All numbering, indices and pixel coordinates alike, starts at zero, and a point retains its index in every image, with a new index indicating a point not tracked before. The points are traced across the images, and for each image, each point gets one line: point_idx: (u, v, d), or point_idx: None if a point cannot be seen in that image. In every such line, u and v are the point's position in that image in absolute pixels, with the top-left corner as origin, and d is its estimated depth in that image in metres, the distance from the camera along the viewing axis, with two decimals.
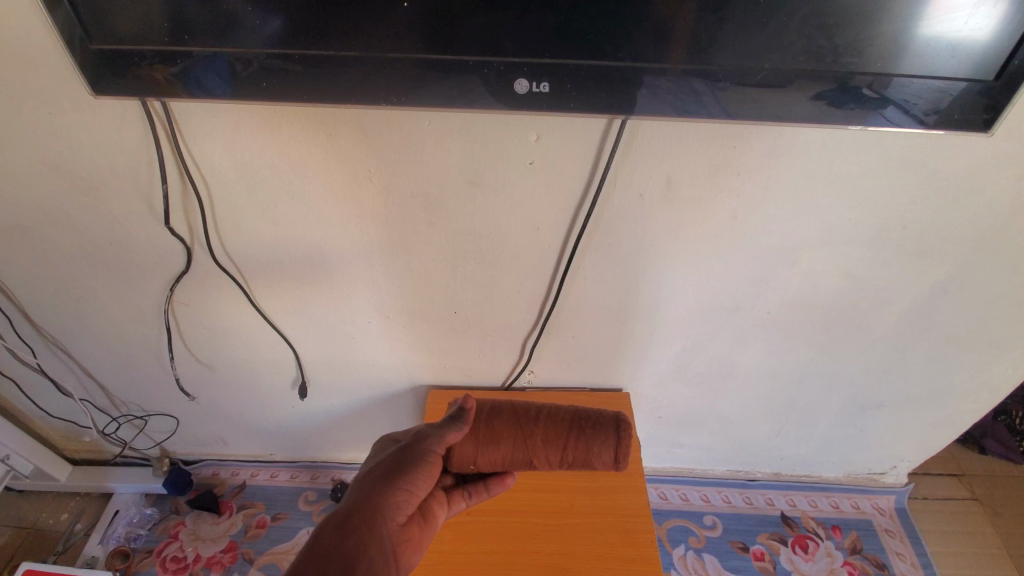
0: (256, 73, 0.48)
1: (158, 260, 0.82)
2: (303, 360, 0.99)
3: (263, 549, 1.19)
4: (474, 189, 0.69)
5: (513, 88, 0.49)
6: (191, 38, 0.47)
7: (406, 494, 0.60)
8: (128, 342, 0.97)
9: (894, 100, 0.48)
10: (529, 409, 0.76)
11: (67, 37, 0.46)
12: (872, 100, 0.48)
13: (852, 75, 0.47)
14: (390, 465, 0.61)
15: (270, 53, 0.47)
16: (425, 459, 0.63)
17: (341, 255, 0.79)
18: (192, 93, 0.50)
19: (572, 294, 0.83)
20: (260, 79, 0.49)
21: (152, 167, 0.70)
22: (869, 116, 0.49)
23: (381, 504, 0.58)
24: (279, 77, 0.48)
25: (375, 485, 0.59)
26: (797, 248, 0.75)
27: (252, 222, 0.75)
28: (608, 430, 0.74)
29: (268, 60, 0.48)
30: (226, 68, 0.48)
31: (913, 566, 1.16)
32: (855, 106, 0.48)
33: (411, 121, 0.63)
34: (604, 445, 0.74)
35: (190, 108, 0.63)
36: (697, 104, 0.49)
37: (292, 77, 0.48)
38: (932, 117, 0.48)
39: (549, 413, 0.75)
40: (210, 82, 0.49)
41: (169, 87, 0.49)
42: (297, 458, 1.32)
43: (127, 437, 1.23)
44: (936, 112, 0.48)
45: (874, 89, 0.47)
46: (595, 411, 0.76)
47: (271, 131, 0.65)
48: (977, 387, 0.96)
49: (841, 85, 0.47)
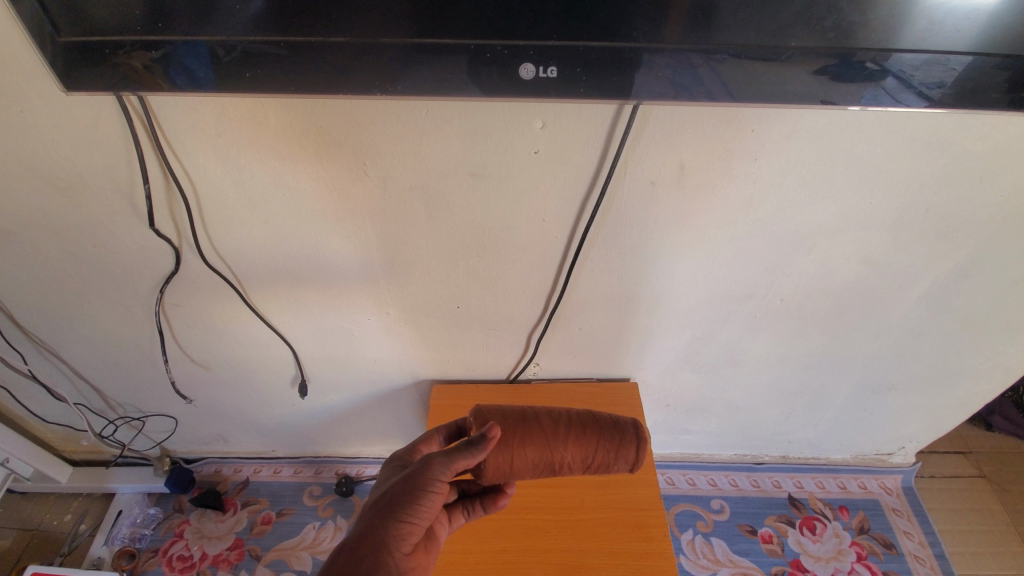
0: (239, 59, 0.44)
1: (145, 261, 0.78)
2: (301, 358, 0.96)
3: (270, 546, 1.18)
4: (476, 181, 0.65)
5: (518, 73, 0.45)
6: (167, 25, 0.43)
7: (410, 526, 0.56)
8: (121, 344, 0.94)
9: (894, 71, 0.44)
10: (555, 418, 0.66)
11: (38, 35, 0.43)
12: (873, 78, 0.44)
13: (857, 51, 0.43)
14: (395, 493, 0.57)
15: (251, 38, 0.43)
16: (428, 490, 0.57)
17: (338, 253, 0.76)
18: (173, 80, 0.45)
19: (580, 286, 0.80)
20: (244, 67, 0.44)
21: (132, 166, 0.66)
22: (866, 89, 0.45)
23: (387, 534, 0.55)
24: (265, 64, 0.44)
25: (380, 514, 0.56)
26: (813, 234, 0.72)
27: (241, 220, 0.72)
28: (633, 441, 0.64)
29: (252, 45, 0.43)
30: (206, 54, 0.44)
31: (921, 545, 1.16)
32: (856, 81, 0.45)
33: (408, 111, 0.59)
34: (631, 462, 0.64)
35: (168, 102, 0.59)
36: (693, 78, 0.45)
37: (277, 64, 0.44)
38: (936, 90, 0.44)
39: (575, 427, 0.65)
40: (194, 70, 0.45)
41: (148, 78, 0.45)
42: (300, 453, 1.30)
43: (125, 438, 1.20)
44: (940, 86, 0.44)
45: (877, 63, 0.44)
46: (623, 420, 0.66)
47: (257, 124, 0.61)
48: (992, 368, 0.94)
49: (841, 61, 0.44)
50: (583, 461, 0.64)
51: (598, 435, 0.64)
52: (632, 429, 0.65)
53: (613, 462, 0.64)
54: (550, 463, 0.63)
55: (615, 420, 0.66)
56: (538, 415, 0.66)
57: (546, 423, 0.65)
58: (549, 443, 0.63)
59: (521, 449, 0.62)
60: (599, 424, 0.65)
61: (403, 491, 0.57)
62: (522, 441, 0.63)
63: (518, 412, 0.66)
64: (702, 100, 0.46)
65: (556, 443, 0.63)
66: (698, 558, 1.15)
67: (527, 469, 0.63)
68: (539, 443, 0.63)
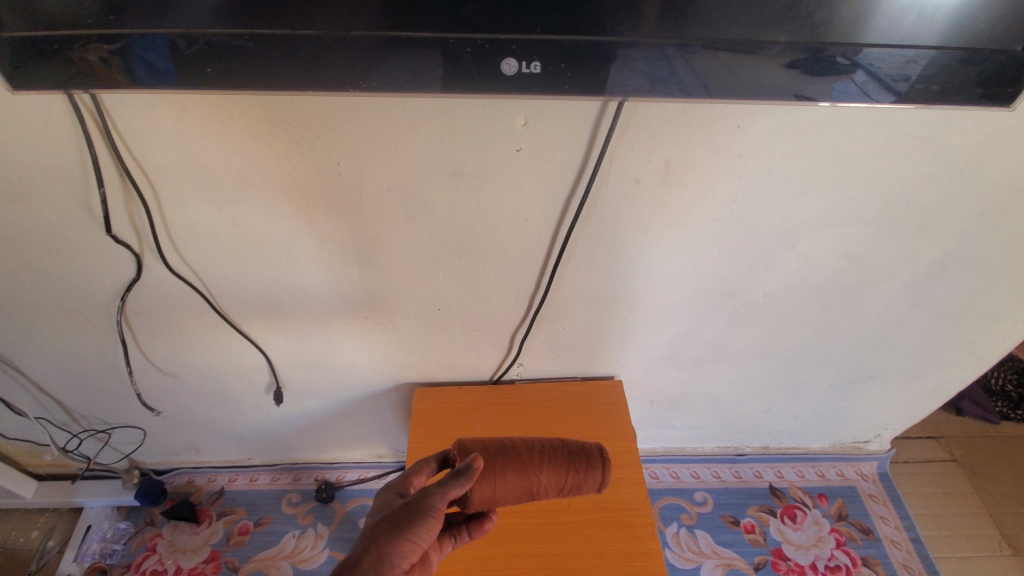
0: (204, 52, 0.41)
1: (105, 267, 0.74)
2: (275, 364, 0.93)
3: (248, 556, 1.14)
4: (456, 180, 0.63)
5: (500, 69, 0.42)
6: (123, 18, 0.39)
7: (412, 546, 0.55)
8: (82, 354, 0.89)
9: (864, 65, 0.43)
10: (529, 446, 0.65)
11: None
12: (844, 72, 0.44)
13: (828, 45, 0.42)
14: (398, 514, 0.56)
15: (216, 31, 0.40)
16: (430, 514, 0.56)
17: (312, 256, 0.73)
18: (135, 74, 0.42)
19: (563, 285, 0.79)
20: (210, 61, 0.41)
21: (86, 168, 0.61)
22: (837, 84, 0.44)
23: (390, 555, 0.53)
24: (232, 59, 0.41)
25: (382, 533, 0.55)
26: (796, 230, 0.72)
27: (207, 224, 0.68)
28: (602, 464, 0.64)
29: (216, 37, 0.40)
30: (167, 47, 0.40)
31: (897, 529, 1.19)
32: (826, 76, 0.44)
33: (383, 108, 0.56)
34: (599, 481, 0.64)
35: (123, 99, 0.54)
36: (668, 71, 0.44)
37: (243, 58, 0.41)
38: (901, 84, 0.44)
39: (548, 452, 0.64)
40: (157, 65, 0.41)
41: (107, 74, 0.41)
42: (277, 460, 1.26)
43: (91, 451, 1.15)
44: (905, 79, 0.44)
45: (846, 57, 0.43)
46: (591, 445, 0.66)
47: (222, 122, 0.57)
48: (966, 357, 0.96)
49: (814, 54, 0.43)
50: (556, 484, 0.63)
51: (569, 458, 0.64)
52: (601, 454, 0.65)
53: (585, 485, 0.64)
54: (526, 489, 0.62)
55: (584, 446, 0.66)
56: (515, 442, 0.65)
57: (522, 449, 0.64)
58: (524, 469, 0.62)
59: (498, 477, 0.61)
60: (571, 449, 0.65)
61: (406, 512, 0.56)
62: (500, 467, 0.62)
63: (496, 444, 0.64)
64: (676, 93, 0.45)
65: (530, 469, 0.62)
66: (683, 551, 1.15)
67: (506, 496, 0.62)
68: (514, 469, 0.62)
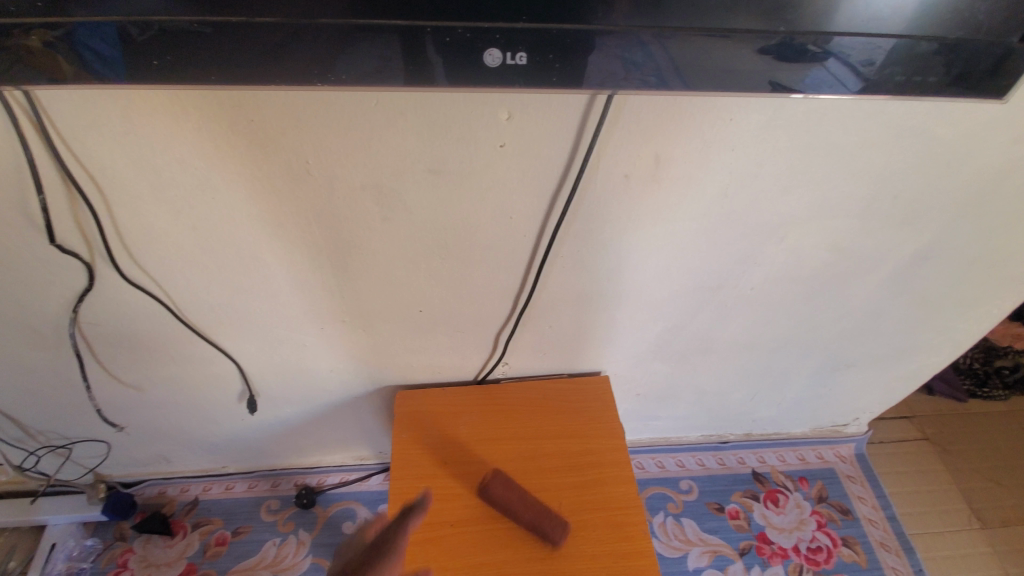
0: (158, 40, 0.36)
1: (52, 277, 0.68)
2: (247, 371, 0.88)
3: (227, 567, 1.10)
4: (435, 178, 0.59)
5: (483, 61, 0.39)
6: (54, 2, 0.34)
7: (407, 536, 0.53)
8: (34, 368, 0.82)
9: (834, 53, 0.40)
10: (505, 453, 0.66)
11: None
12: (815, 60, 0.41)
13: (799, 33, 0.39)
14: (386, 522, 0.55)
15: (169, 16, 0.35)
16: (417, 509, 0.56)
17: (282, 259, 0.68)
18: (79, 67, 0.36)
19: (549, 283, 0.76)
20: (165, 51, 0.36)
21: (22, 171, 0.55)
22: (810, 71, 0.41)
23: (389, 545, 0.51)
24: (191, 50, 0.36)
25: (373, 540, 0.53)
26: (785, 223, 0.70)
27: (166, 230, 0.63)
28: None
29: (170, 23, 0.35)
30: (116, 35, 0.35)
31: (874, 508, 1.22)
32: (801, 64, 0.41)
33: (352, 101, 0.51)
34: None
35: (59, 95, 0.49)
36: (645, 55, 0.40)
37: (202, 48, 0.37)
38: (867, 69, 0.41)
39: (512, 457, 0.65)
40: (106, 55, 0.36)
41: (49, 64, 0.36)
42: (253, 467, 1.21)
43: (50, 467, 1.08)
44: (870, 64, 0.40)
45: (817, 45, 0.40)
46: None
47: (177, 120, 0.52)
48: (942, 342, 0.98)
49: (818, 47, 0.40)
50: None
51: None
52: None
53: None
54: None
55: None
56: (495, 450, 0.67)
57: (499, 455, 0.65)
58: None
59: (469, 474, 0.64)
60: None
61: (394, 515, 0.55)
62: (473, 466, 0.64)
63: None
64: (653, 81, 0.42)
65: None
66: (670, 540, 1.16)
67: None
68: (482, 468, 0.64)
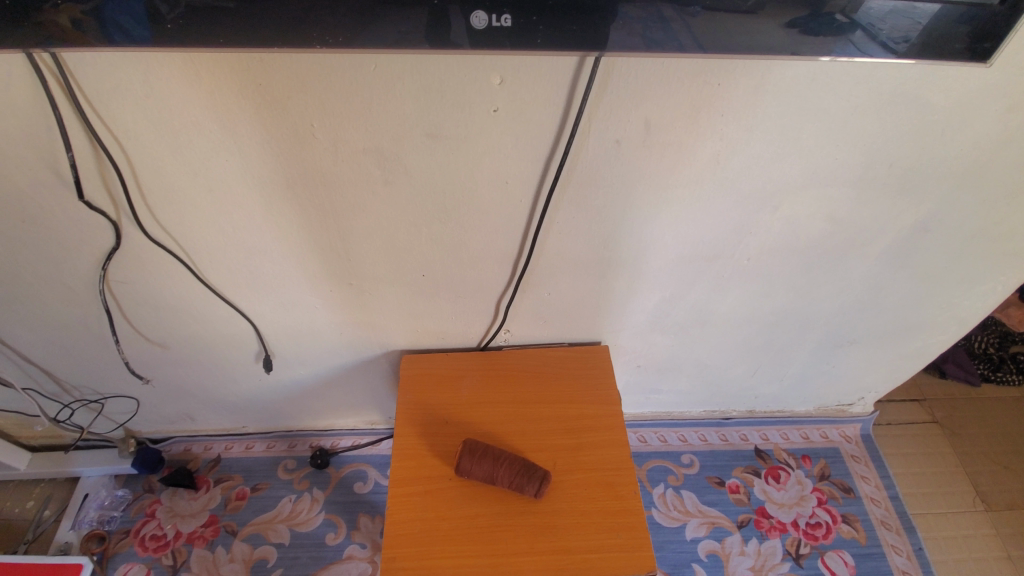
0: (186, 16, 0.39)
1: (82, 235, 0.73)
2: (262, 332, 0.93)
3: (246, 520, 1.17)
4: (433, 142, 0.62)
5: (469, 22, 0.40)
6: None
7: None
8: (67, 324, 0.89)
9: (862, 24, 0.41)
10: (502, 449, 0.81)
11: None
12: (842, 32, 0.42)
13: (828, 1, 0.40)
14: None
15: None
16: None
17: (292, 221, 0.72)
18: (110, 38, 0.40)
19: (547, 250, 0.78)
20: (191, 25, 0.39)
21: (53, 132, 0.60)
22: (836, 44, 0.43)
23: None
24: (216, 22, 0.39)
25: None
26: (780, 192, 0.71)
27: (184, 190, 0.67)
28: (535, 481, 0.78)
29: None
30: (141, 9, 0.39)
31: (877, 488, 1.23)
32: (827, 36, 0.42)
33: (354, 65, 0.54)
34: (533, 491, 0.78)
35: (84, 58, 0.53)
36: (664, 31, 0.42)
37: (216, 16, 0.39)
38: (902, 46, 0.42)
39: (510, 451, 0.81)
40: (128, 25, 0.40)
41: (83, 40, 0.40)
42: (271, 428, 1.28)
43: (83, 421, 1.16)
44: (905, 40, 0.42)
45: (846, 14, 0.41)
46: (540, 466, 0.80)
47: (192, 83, 0.55)
48: (946, 320, 0.97)
49: (813, 11, 0.41)
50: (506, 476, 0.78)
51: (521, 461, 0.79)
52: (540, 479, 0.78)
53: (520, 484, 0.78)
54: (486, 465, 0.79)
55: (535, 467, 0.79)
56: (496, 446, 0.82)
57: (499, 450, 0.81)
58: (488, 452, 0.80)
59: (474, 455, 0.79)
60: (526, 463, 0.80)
61: None
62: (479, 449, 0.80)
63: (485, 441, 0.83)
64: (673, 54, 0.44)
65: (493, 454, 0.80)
66: (670, 510, 1.19)
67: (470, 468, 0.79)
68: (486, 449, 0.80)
